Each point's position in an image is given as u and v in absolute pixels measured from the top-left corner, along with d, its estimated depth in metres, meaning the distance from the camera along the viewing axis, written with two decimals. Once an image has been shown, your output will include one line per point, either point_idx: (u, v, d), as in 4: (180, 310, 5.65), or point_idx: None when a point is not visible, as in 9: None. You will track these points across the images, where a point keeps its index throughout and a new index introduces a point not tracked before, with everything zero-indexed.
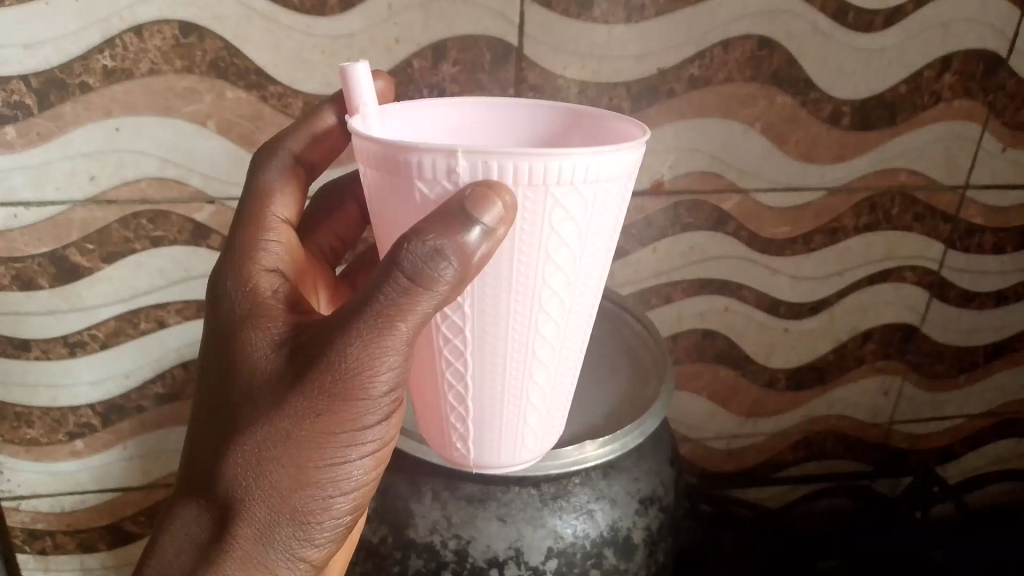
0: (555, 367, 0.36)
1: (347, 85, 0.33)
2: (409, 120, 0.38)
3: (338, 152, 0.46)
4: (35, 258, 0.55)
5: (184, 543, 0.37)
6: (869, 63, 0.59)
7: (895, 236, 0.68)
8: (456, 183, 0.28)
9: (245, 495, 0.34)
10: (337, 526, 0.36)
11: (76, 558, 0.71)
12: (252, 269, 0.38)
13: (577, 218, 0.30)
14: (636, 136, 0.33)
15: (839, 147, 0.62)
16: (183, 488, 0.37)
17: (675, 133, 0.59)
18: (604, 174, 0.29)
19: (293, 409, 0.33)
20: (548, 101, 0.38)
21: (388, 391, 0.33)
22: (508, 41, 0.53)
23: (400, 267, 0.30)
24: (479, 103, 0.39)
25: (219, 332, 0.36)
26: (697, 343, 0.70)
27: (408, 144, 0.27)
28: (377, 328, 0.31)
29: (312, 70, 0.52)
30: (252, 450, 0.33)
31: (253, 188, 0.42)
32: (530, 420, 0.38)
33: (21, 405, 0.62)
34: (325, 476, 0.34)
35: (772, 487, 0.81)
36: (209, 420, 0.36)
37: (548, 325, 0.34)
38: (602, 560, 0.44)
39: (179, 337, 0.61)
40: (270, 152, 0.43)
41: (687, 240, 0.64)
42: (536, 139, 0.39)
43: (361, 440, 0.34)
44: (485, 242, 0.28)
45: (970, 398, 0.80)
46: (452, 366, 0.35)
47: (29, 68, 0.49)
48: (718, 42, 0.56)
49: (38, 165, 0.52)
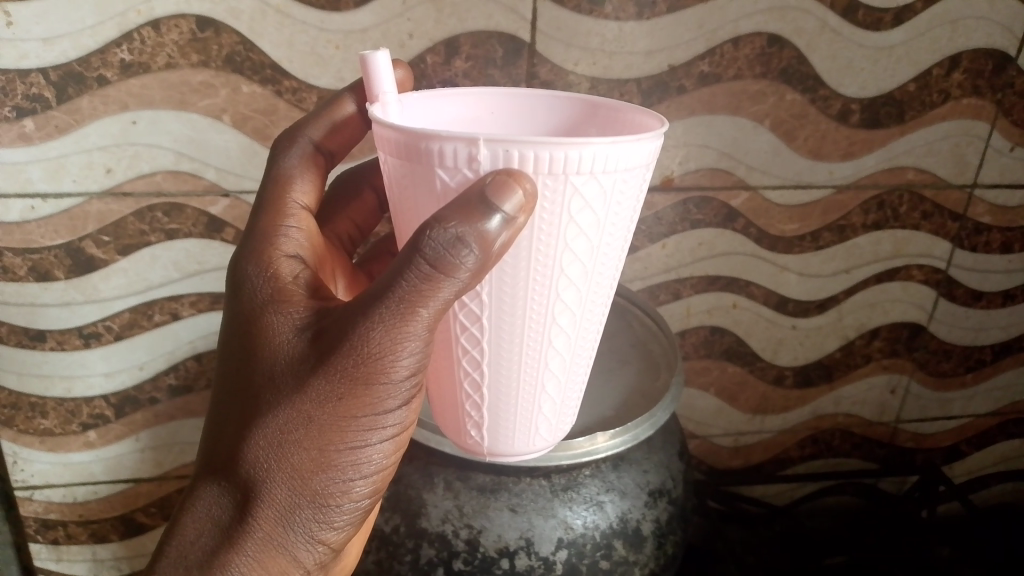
0: (570, 356, 0.37)
1: (367, 73, 0.33)
2: (430, 108, 0.38)
3: (356, 140, 0.46)
4: (51, 250, 0.56)
5: (204, 525, 0.37)
6: (878, 61, 0.59)
7: (904, 233, 0.68)
8: (477, 171, 0.29)
9: (267, 478, 0.35)
10: (356, 509, 0.37)
11: (89, 549, 0.71)
12: (274, 256, 0.38)
13: (596, 208, 0.30)
14: (654, 127, 0.33)
15: (849, 144, 0.62)
16: (204, 469, 0.38)
17: (684, 130, 0.59)
18: (622, 164, 0.29)
19: (315, 392, 0.33)
20: (565, 92, 0.39)
21: (409, 376, 0.34)
22: (520, 36, 0.54)
23: (422, 254, 0.30)
24: (497, 93, 0.40)
25: (242, 317, 0.37)
26: (705, 338, 0.71)
27: (429, 132, 0.28)
28: (399, 313, 0.32)
29: (326, 65, 0.53)
30: (274, 433, 0.34)
31: (273, 176, 0.43)
32: (545, 407, 0.38)
33: (36, 396, 0.62)
34: (346, 460, 0.35)
35: (779, 484, 0.81)
36: (231, 403, 0.36)
37: (564, 313, 0.34)
38: (612, 552, 0.44)
39: (193, 330, 0.62)
40: (290, 143, 0.44)
41: (696, 236, 0.65)
42: (552, 128, 0.40)
43: (382, 424, 0.35)
44: (505, 230, 0.29)
45: (976, 396, 0.80)
46: (469, 354, 0.35)
47: (47, 61, 0.50)
48: (728, 39, 0.56)
49: (56, 157, 0.53)
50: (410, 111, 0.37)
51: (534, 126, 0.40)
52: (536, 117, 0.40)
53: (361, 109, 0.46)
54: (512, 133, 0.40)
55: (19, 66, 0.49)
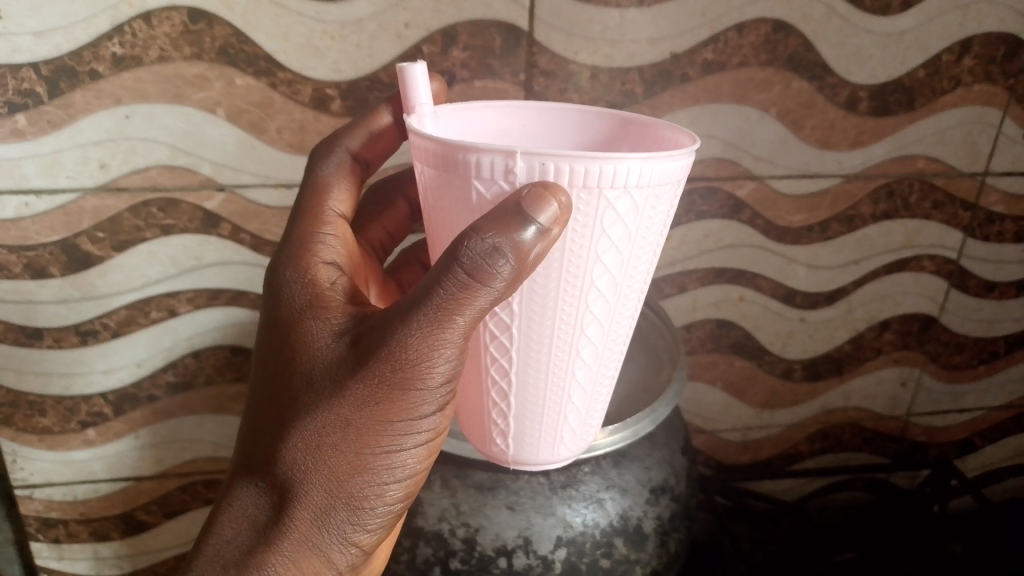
0: (598, 367, 0.36)
1: (405, 84, 0.34)
2: (462, 119, 0.39)
3: (393, 150, 0.47)
4: (46, 247, 0.55)
5: (242, 524, 0.37)
6: (886, 46, 0.58)
7: (914, 224, 0.67)
8: (513, 183, 0.29)
9: (304, 481, 0.34)
10: (389, 512, 0.36)
11: (90, 547, 0.71)
12: (312, 262, 0.38)
13: (628, 222, 0.30)
14: (685, 144, 0.33)
15: (857, 132, 0.61)
16: (241, 469, 0.37)
17: (688, 120, 0.58)
18: (655, 179, 0.29)
19: (352, 396, 0.33)
20: (596, 108, 0.39)
21: (444, 382, 0.34)
22: (519, 26, 0.53)
23: (459, 262, 0.30)
24: (529, 106, 0.40)
25: (281, 321, 0.37)
26: (712, 332, 0.70)
27: (467, 143, 0.28)
28: (436, 320, 0.32)
29: (322, 56, 0.52)
30: (312, 435, 0.34)
31: (311, 182, 0.43)
32: (569, 418, 0.38)
33: (34, 394, 0.62)
34: (380, 464, 0.34)
35: (787, 479, 0.80)
36: (269, 405, 0.36)
37: (593, 325, 0.34)
38: (612, 551, 0.43)
39: (192, 325, 0.61)
40: (328, 151, 0.44)
41: (701, 228, 0.64)
42: (580, 144, 0.41)
43: (416, 429, 0.34)
44: (540, 241, 0.29)
45: (989, 389, 0.79)
46: (497, 363, 0.35)
47: (39, 55, 0.49)
48: (732, 26, 0.55)
49: (50, 152, 0.52)
50: (444, 123, 0.37)
51: (562, 139, 0.41)
52: (565, 131, 0.41)
53: (397, 120, 0.46)
54: (541, 145, 0.41)
55: (11, 60, 0.49)
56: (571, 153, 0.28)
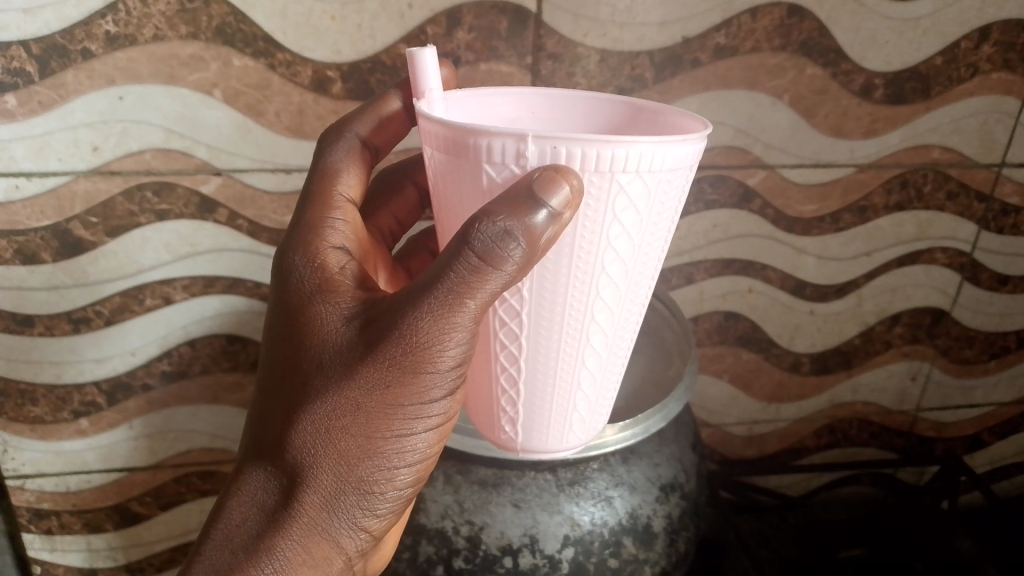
0: (608, 355, 0.35)
1: (414, 69, 0.32)
2: (472, 104, 0.37)
3: (401, 137, 0.45)
4: (38, 232, 0.54)
5: (247, 510, 0.35)
6: (903, 32, 0.56)
7: (927, 215, 0.65)
8: (524, 167, 0.27)
9: (313, 466, 0.33)
10: (399, 497, 0.35)
11: (83, 539, 0.70)
12: (321, 247, 0.36)
13: (640, 207, 0.29)
14: (697, 130, 0.32)
15: (871, 120, 0.59)
16: (245, 456, 0.35)
17: (698, 105, 0.56)
18: (669, 163, 0.28)
19: (364, 379, 0.32)
20: (608, 93, 0.38)
21: (455, 366, 0.32)
22: (525, 7, 0.51)
23: (470, 246, 0.29)
24: (539, 92, 0.39)
25: (288, 305, 0.35)
26: (719, 324, 0.68)
27: (477, 127, 0.27)
28: (447, 304, 0.30)
29: (322, 37, 0.50)
30: (321, 419, 0.32)
31: (320, 167, 0.41)
32: (579, 406, 0.36)
33: (25, 383, 0.60)
34: (391, 447, 0.33)
35: (792, 474, 0.79)
36: (275, 390, 0.34)
37: (604, 311, 0.32)
38: (620, 550, 0.42)
39: (187, 314, 0.60)
40: (337, 136, 0.42)
41: (710, 218, 0.62)
42: (591, 130, 0.39)
43: (427, 413, 0.33)
44: (551, 225, 0.27)
45: (999, 384, 0.78)
46: (506, 350, 0.34)
47: (28, 33, 0.47)
48: (745, 9, 0.53)
49: (40, 134, 0.50)
50: (453, 108, 0.36)
51: (573, 126, 0.39)
52: (575, 117, 0.39)
53: (406, 105, 0.45)
54: (552, 131, 0.39)
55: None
56: (584, 135, 0.27)
